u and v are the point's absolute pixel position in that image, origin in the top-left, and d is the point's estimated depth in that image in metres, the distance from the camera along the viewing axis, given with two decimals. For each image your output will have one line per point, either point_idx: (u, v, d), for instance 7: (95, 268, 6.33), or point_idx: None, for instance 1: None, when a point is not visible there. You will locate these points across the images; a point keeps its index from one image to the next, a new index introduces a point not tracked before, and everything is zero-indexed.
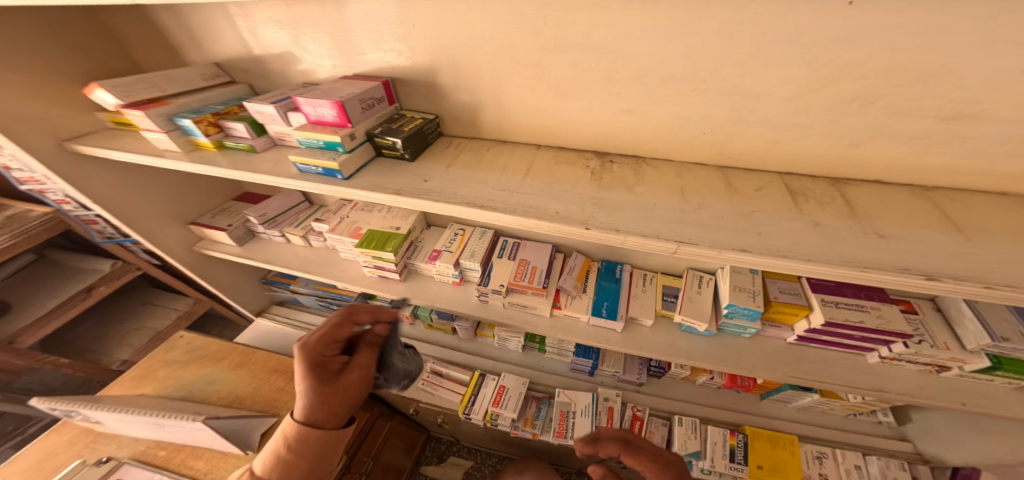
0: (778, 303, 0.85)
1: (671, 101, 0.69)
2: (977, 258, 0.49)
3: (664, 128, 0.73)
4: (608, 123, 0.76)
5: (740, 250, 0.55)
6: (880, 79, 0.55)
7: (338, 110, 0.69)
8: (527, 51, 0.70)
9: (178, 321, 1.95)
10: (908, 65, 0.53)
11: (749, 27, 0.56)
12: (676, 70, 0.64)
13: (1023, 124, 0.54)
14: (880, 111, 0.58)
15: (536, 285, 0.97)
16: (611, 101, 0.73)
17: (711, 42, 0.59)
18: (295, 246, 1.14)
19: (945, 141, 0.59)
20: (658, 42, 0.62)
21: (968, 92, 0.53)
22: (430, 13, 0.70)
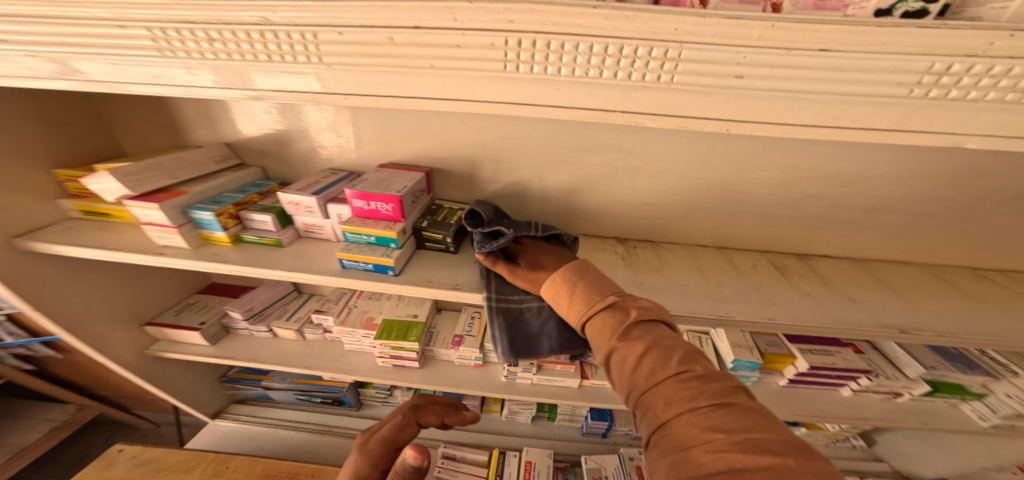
0: (770, 354, 0.96)
1: (683, 195, 0.83)
2: (913, 312, 0.71)
3: (675, 217, 0.87)
4: (630, 211, 0.87)
5: (771, 320, 0.67)
6: (830, 182, 0.75)
7: (396, 205, 0.68)
8: (568, 152, 0.80)
9: (54, 436, 1.49)
10: (847, 173, 0.74)
11: (743, 143, 0.73)
12: (689, 171, 0.78)
13: (912, 214, 0.78)
14: (829, 203, 0.79)
15: (564, 360, 1.05)
16: (635, 195, 0.85)
17: (716, 149, 0.74)
18: (282, 341, 1.02)
19: (870, 225, 0.81)
20: (676, 151, 0.76)
21: (880, 192, 0.76)
22: (480, 123, 0.76)
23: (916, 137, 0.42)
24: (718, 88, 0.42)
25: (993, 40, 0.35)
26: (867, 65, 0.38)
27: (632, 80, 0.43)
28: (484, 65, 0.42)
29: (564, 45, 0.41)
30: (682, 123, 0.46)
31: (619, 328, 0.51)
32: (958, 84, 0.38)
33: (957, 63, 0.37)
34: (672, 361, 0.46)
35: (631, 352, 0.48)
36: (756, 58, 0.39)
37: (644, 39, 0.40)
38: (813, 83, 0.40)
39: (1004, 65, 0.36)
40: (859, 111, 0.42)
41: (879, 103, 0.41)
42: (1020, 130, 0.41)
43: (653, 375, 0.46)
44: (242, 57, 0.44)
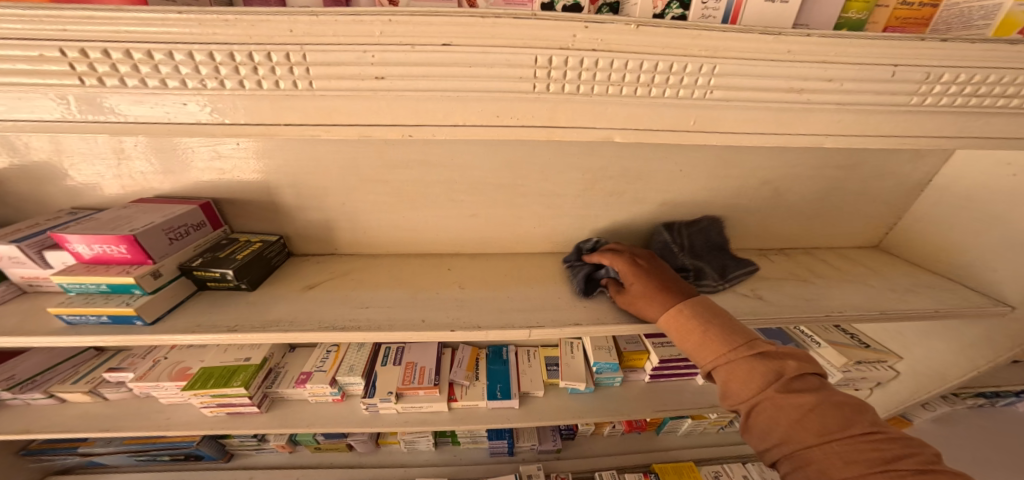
0: (628, 352, 0.99)
1: (502, 203, 0.80)
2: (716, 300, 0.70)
3: (503, 226, 0.84)
4: (454, 224, 0.84)
5: (575, 325, 0.67)
6: (631, 180, 0.75)
7: (129, 246, 0.57)
8: (371, 170, 0.74)
9: None
10: (643, 170, 0.74)
11: (537, 148, 0.71)
12: (497, 177, 0.76)
13: (710, 206, 0.80)
14: (637, 201, 0.79)
15: (427, 385, 0.98)
16: (457, 207, 0.81)
17: (515, 152, 0.72)
18: (75, 404, 0.87)
19: (683, 218, 0.82)
20: (478, 160, 0.74)
21: (679, 188, 0.76)
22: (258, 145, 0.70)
23: (571, 133, 0.40)
24: (368, 92, 0.38)
25: (573, 33, 0.35)
26: (486, 59, 0.35)
27: (266, 89, 0.37)
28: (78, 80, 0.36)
29: (152, 55, 0.35)
30: (364, 131, 0.41)
31: (769, 377, 0.49)
32: (567, 78, 0.37)
33: (557, 56, 0.36)
34: (838, 408, 0.45)
35: (785, 401, 0.47)
36: (385, 57, 0.35)
37: (256, 44, 0.35)
38: (455, 80, 0.36)
39: (592, 59, 0.36)
40: (512, 108, 0.38)
41: (517, 100, 0.38)
42: (670, 123, 0.42)
43: (779, 415, 0.47)
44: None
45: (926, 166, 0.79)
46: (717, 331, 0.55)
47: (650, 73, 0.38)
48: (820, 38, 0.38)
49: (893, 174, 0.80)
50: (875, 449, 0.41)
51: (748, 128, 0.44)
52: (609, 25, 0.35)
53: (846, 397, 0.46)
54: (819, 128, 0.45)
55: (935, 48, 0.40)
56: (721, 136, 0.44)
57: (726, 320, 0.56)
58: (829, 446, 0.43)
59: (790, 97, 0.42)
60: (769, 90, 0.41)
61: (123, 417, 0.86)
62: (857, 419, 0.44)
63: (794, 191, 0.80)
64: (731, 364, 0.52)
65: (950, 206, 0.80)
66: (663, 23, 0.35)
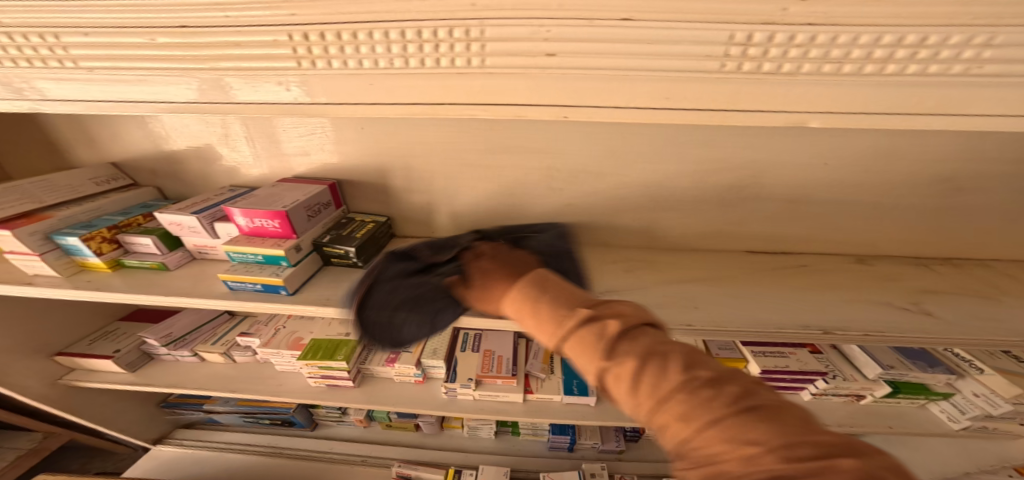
0: (721, 358, 0.92)
1: (598, 193, 0.79)
2: (850, 310, 0.62)
3: (596, 217, 0.83)
4: (546, 214, 0.83)
5: (688, 327, 0.62)
6: (746, 173, 0.70)
7: (281, 221, 0.67)
8: (475, 154, 0.78)
9: (19, 464, 1.47)
10: (762, 162, 0.68)
11: (646, 136, 0.69)
12: (597, 166, 0.75)
13: (838, 203, 0.71)
14: (749, 195, 0.73)
15: (504, 374, 0.99)
16: (554, 194, 0.81)
17: (620, 140, 0.70)
18: (212, 364, 1.00)
19: (799, 216, 0.74)
20: (580, 148, 0.73)
21: (804, 182, 0.69)
22: (379, 131, 0.76)
23: (744, 118, 0.37)
24: (534, 70, 0.37)
25: (786, 6, 0.29)
26: (671, 37, 0.32)
27: (443, 67, 0.38)
28: (269, 64, 0.37)
29: (340, 35, 0.35)
30: (518, 112, 0.41)
31: (568, 310, 0.43)
32: (766, 56, 0.32)
33: (758, 33, 0.31)
34: (641, 336, 0.39)
35: (585, 326, 0.41)
36: (561, 31, 0.33)
37: (443, 19, 0.34)
38: (626, 58, 0.34)
39: (806, 34, 0.30)
40: (683, 90, 0.36)
41: (698, 80, 0.35)
42: (881, 105, 0.35)
43: (619, 350, 0.38)
44: (30, 64, 0.38)
45: None
46: (530, 278, 0.49)
47: (881, 47, 0.31)
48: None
49: None
50: (675, 380, 0.34)
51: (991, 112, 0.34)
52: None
53: (634, 322, 0.41)
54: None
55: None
56: (950, 120, 0.35)
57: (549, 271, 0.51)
58: (650, 379, 0.35)
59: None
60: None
61: (246, 379, 0.98)
62: (645, 343, 0.38)
63: (958, 190, 0.67)
64: (536, 299, 0.46)
65: None
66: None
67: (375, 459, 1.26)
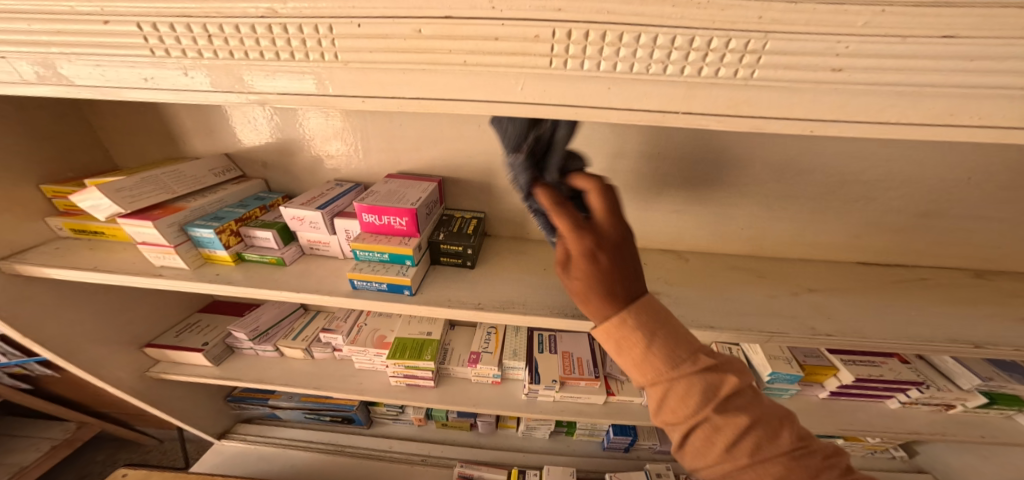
0: (808, 366, 0.90)
1: (718, 203, 0.76)
2: (985, 327, 0.63)
3: (707, 227, 0.79)
4: (656, 224, 0.81)
5: (826, 334, 0.61)
6: (874, 186, 0.69)
7: (411, 219, 0.61)
8: (592, 157, 0.73)
9: (53, 456, 1.42)
10: (895, 176, 0.67)
11: (785, 145, 0.66)
12: (721, 175, 0.71)
13: (959, 220, 0.72)
14: (874, 208, 0.72)
15: (588, 376, 1.01)
16: (666, 202, 0.77)
17: (753, 148, 0.67)
18: (290, 359, 1.00)
19: (915, 231, 0.74)
20: (711, 155, 0.69)
21: (929, 196, 0.69)
22: (489, 126, 0.70)
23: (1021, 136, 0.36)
24: (808, 84, 0.35)
25: None
26: (988, 54, 0.31)
27: (701, 76, 0.36)
28: (527, 60, 0.37)
29: (588, 35, 0.35)
30: (754, 124, 0.39)
31: (651, 356, 0.45)
32: None
33: None
34: (687, 387, 0.44)
35: (728, 424, 0.43)
36: (861, 48, 0.32)
37: (721, 29, 0.33)
38: (921, 76, 0.33)
39: None
40: (979, 107, 0.34)
41: (998, 97, 0.34)
42: None
43: (671, 396, 0.45)
44: (276, 56, 0.39)
45: None
46: (605, 297, 0.46)
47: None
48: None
49: None
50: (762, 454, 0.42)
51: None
52: None
53: (771, 412, 0.45)
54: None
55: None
56: None
57: (671, 328, 0.46)
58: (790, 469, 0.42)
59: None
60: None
61: (332, 375, 0.99)
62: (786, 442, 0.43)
63: None
64: (674, 384, 0.44)
65: None
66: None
67: (434, 458, 1.28)
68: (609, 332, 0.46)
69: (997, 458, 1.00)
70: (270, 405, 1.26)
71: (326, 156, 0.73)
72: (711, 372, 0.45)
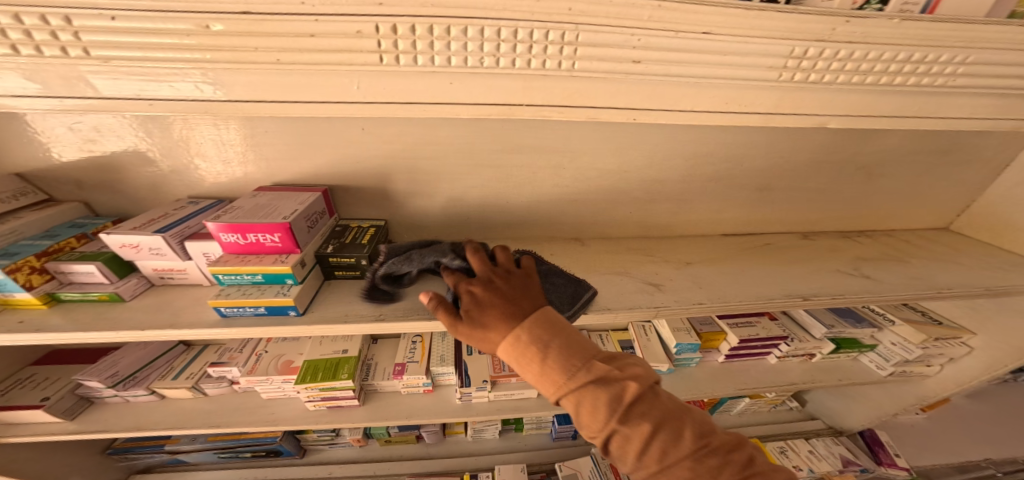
0: (704, 333, 1.03)
1: (610, 191, 0.80)
2: (820, 281, 0.74)
3: (604, 215, 0.83)
4: (558, 218, 0.83)
5: (698, 303, 0.67)
6: (730, 166, 0.78)
7: (284, 235, 0.53)
8: (486, 154, 0.72)
9: None
10: (747, 156, 0.76)
11: (654, 135, 0.72)
12: (607, 165, 0.75)
13: (799, 193, 0.84)
14: (731, 187, 0.82)
15: (517, 371, 1.02)
16: (563, 194, 0.79)
17: (629, 138, 0.72)
18: (176, 400, 0.88)
19: (770, 204, 0.85)
20: (595, 146, 0.72)
21: (776, 173, 0.80)
22: (367, 130, 0.65)
23: (791, 119, 0.44)
24: (618, 75, 0.38)
25: (836, 26, 0.37)
26: (742, 48, 0.37)
27: (532, 68, 0.36)
28: (333, 58, 0.34)
29: (414, 29, 0.33)
30: (591, 114, 0.41)
31: (571, 374, 0.50)
32: (816, 68, 0.39)
33: (813, 48, 0.38)
34: (601, 400, 0.49)
35: (633, 432, 0.49)
36: (650, 41, 0.36)
37: (540, 21, 0.33)
38: (703, 67, 0.39)
39: (849, 49, 0.38)
40: (742, 97, 0.42)
41: (757, 87, 0.41)
42: (874, 108, 0.44)
43: (592, 411, 0.49)
44: (34, 53, 0.33)
45: (1011, 146, 0.80)
46: (530, 338, 0.51)
47: (886, 62, 0.40)
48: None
49: (979, 156, 0.81)
50: (667, 462, 0.48)
51: (935, 113, 0.45)
52: (875, 20, 0.37)
53: (675, 416, 0.50)
54: (998, 111, 0.46)
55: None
56: (921, 121, 0.46)
57: (560, 341, 0.51)
58: (671, 473, 0.48)
59: (993, 81, 0.43)
60: (981, 75, 0.42)
61: (233, 411, 0.89)
62: (687, 436, 0.49)
63: (886, 177, 0.83)
64: (581, 398, 0.50)
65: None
66: (927, 17, 0.37)
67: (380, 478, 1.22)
68: (522, 358, 0.51)
69: (859, 396, 1.20)
70: (171, 453, 1.10)
71: (176, 170, 0.63)
72: (616, 381, 0.50)
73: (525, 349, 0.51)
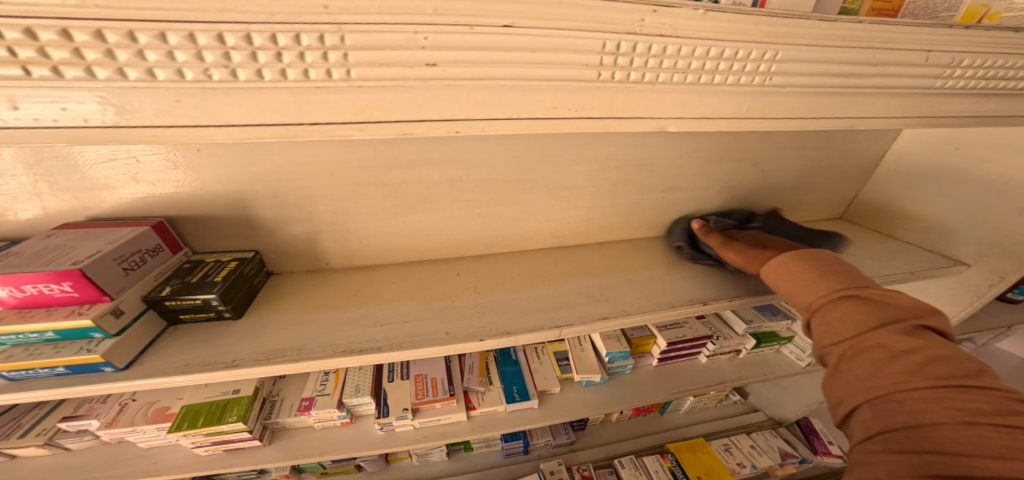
0: (636, 338, 1.06)
1: (510, 201, 0.77)
2: (719, 281, 0.74)
3: (509, 226, 0.81)
4: (463, 234, 0.79)
5: (605, 319, 0.64)
6: (627, 170, 0.77)
7: (76, 283, 0.45)
8: (366, 172, 0.65)
9: None
10: (641, 160, 0.76)
11: (544, 143, 0.70)
12: (503, 175, 0.72)
13: (697, 192, 0.86)
14: (633, 190, 0.81)
15: (441, 396, 0.95)
16: (465, 207, 0.75)
17: (521, 148, 0.69)
18: (31, 458, 0.77)
19: (670, 205, 0.87)
20: (484, 157, 0.68)
21: (671, 175, 0.81)
22: (208, 152, 0.56)
23: (630, 121, 0.40)
24: (415, 81, 0.34)
25: (643, 17, 0.34)
26: (550, 41, 0.33)
27: (305, 78, 0.33)
28: (13, 72, 0.30)
29: (160, 36, 0.30)
30: (401, 130, 0.38)
31: (821, 279, 0.48)
32: (633, 65, 0.36)
33: (624, 42, 0.35)
34: (856, 313, 0.43)
35: (913, 343, 0.38)
36: (439, 38, 0.32)
37: (293, 18, 0.30)
38: (514, 68, 0.35)
39: (659, 44, 0.35)
40: (570, 99, 0.38)
41: (578, 89, 0.37)
42: (717, 109, 0.42)
43: (845, 325, 0.43)
44: None
45: (887, 141, 0.82)
46: (795, 262, 0.52)
47: (702, 59, 0.37)
48: (856, 22, 0.38)
49: (859, 150, 0.83)
50: (911, 393, 0.35)
51: (776, 111, 0.44)
52: (678, 10, 0.34)
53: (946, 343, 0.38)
54: (835, 108, 0.46)
55: (923, 32, 0.41)
56: (767, 121, 0.44)
57: (821, 263, 0.51)
58: (919, 409, 0.34)
59: (821, 76, 0.41)
60: (803, 72, 0.40)
61: (106, 466, 0.79)
62: (944, 370, 0.35)
63: (782, 172, 0.85)
64: (832, 305, 0.45)
65: (920, 176, 0.80)
66: (729, 8, 0.34)
67: None
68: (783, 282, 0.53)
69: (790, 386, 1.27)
70: None
71: None
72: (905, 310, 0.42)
73: (783, 268, 0.54)
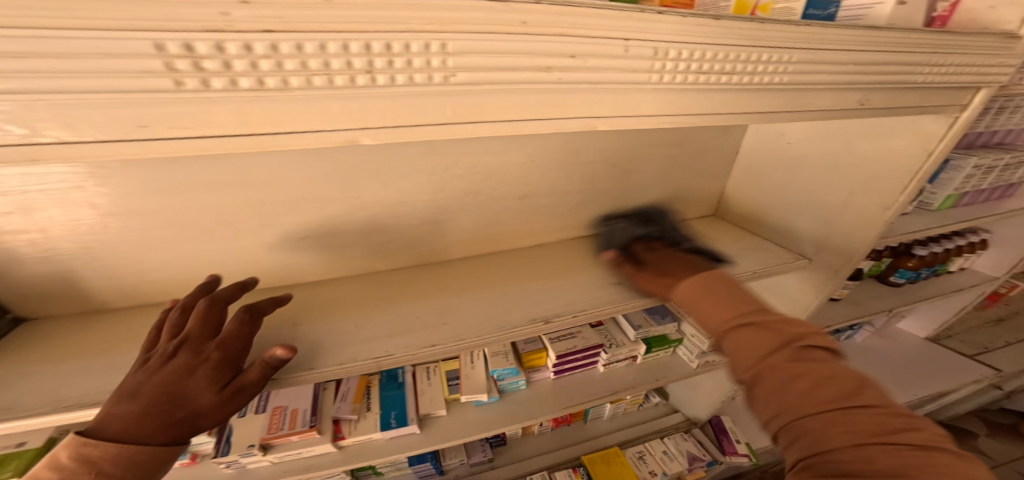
0: (526, 353, 0.99)
1: (336, 221, 0.60)
2: (573, 294, 0.67)
3: (345, 250, 0.65)
4: (281, 265, 0.61)
5: (431, 346, 0.56)
6: (474, 178, 0.66)
7: None
8: (96, 204, 0.47)
9: None
10: (487, 167, 0.66)
11: (355, 154, 0.56)
12: (312, 191, 0.56)
13: (564, 197, 0.78)
14: (489, 198, 0.71)
15: (299, 428, 0.82)
16: (272, 233, 0.58)
17: (327, 166, 0.55)
18: None
19: (536, 213, 0.77)
20: (275, 175, 0.53)
21: (529, 181, 0.72)
22: None
23: (319, 137, 0.29)
24: None
25: (225, 9, 0.22)
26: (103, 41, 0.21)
27: None
28: None
29: None
30: None
31: (727, 293, 0.45)
32: (235, 71, 0.24)
33: (202, 43, 0.22)
34: (768, 336, 0.39)
35: (802, 368, 0.36)
36: None
37: None
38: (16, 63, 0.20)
39: (267, 44, 0.24)
40: (203, 114, 0.25)
41: (187, 103, 0.24)
42: (427, 118, 0.31)
43: (755, 365, 0.38)
44: None
45: (737, 137, 0.79)
46: (693, 281, 0.49)
47: (352, 55, 0.26)
48: (549, 6, 0.29)
49: (712, 147, 0.80)
50: (806, 406, 0.34)
51: (499, 117, 0.34)
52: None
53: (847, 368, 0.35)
54: (584, 112, 0.37)
55: (654, 20, 0.33)
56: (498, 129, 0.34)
57: (730, 289, 0.46)
58: (860, 448, 0.30)
59: (534, 77, 0.32)
60: (508, 70, 0.31)
61: None
62: (787, 356, 0.37)
63: (650, 171, 0.80)
64: (756, 321, 0.41)
65: (766, 169, 0.78)
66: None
67: None
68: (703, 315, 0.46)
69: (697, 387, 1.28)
70: None
71: None
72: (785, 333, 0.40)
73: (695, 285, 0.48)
